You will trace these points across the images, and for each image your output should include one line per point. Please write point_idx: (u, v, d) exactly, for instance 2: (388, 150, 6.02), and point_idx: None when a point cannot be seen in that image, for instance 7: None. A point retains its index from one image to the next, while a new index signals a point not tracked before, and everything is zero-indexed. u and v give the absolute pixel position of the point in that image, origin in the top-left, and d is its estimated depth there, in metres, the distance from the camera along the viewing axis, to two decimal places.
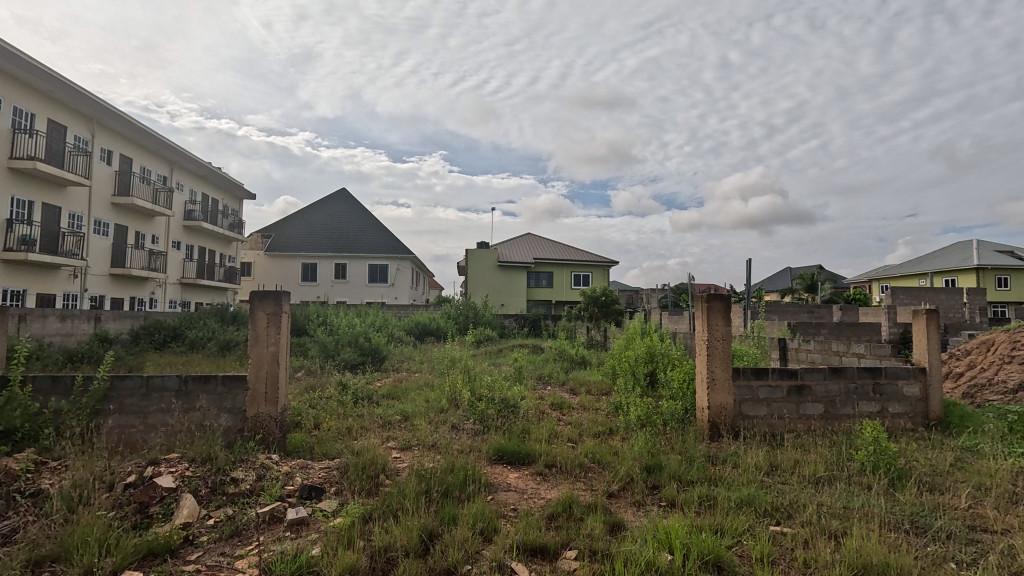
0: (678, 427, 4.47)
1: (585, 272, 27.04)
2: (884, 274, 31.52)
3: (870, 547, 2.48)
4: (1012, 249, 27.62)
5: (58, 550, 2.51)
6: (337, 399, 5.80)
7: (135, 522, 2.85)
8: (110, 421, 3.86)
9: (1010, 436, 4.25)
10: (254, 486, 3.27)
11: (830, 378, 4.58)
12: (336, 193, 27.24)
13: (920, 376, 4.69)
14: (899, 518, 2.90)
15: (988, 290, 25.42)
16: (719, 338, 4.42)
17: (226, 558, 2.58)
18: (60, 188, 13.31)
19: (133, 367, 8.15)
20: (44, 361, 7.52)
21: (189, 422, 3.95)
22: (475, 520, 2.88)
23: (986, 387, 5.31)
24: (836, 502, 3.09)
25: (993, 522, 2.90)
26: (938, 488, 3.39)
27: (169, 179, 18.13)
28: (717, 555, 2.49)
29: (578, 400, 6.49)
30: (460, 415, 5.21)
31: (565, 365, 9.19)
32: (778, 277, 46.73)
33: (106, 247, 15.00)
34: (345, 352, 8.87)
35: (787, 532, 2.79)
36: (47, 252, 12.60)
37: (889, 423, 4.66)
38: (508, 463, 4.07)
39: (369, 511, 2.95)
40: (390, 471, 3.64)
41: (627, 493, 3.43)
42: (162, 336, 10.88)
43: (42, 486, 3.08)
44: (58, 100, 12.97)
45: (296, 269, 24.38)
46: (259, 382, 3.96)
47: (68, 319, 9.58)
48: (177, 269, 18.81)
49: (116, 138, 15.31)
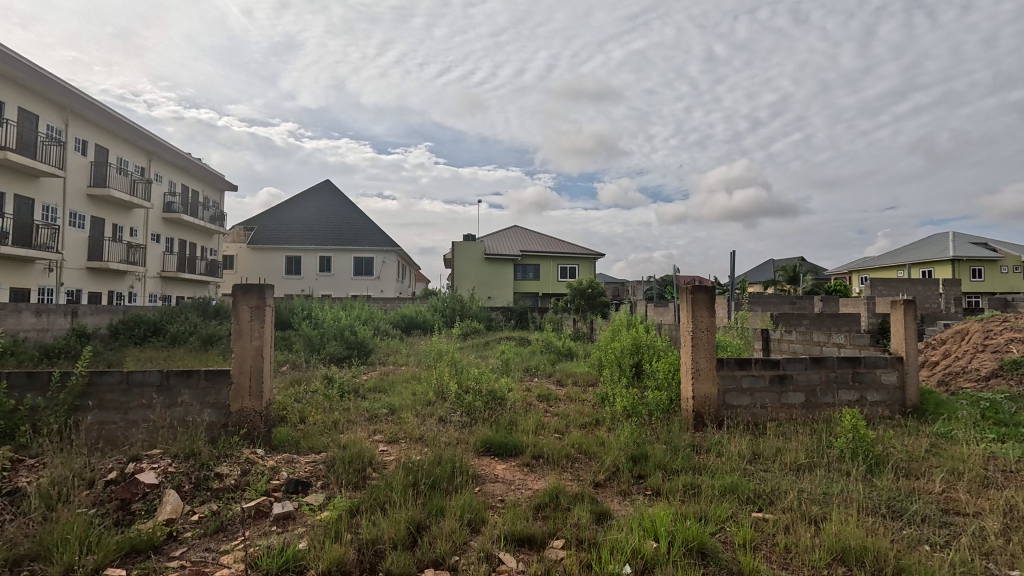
0: (664, 418, 4.54)
1: (572, 264, 27.14)
2: (863, 266, 32.11)
3: (849, 532, 2.54)
4: (985, 241, 28.41)
5: (37, 549, 2.46)
6: (323, 393, 5.75)
7: (116, 519, 2.81)
8: (90, 417, 3.79)
9: (982, 423, 4.38)
10: (239, 481, 3.23)
11: (811, 367, 4.67)
12: (320, 184, 27.02)
13: (897, 365, 4.81)
14: (877, 503, 2.98)
15: (963, 281, 26.11)
16: (703, 330, 4.47)
17: (210, 554, 2.56)
18: (32, 179, 12.95)
19: (112, 362, 7.99)
20: (19, 359, 7.32)
21: (171, 417, 3.89)
22: (463, 511, 2.89)
23: (960, 375, 5.44)
24: (816, 489, 3.16)
25: (965, 505, 2.99)
26: (914, 473, 3.48)
27: (147, 170, 17.70)
28: (700, 543, 2.53)
29: (564, 391, 6.53)
30: (447, 409, 5.20)
31: (551, 357, 9.23)
32: (762, 269, 47.37)
33: (83, 240, 14.65)
34: (330, 346, 8.79)
35: (769, 518, 2.84)
36: (21, 246, 12.25)
37: (867, 411, 4.76)
38: (496, 455, 4.08)
39: (356, 504, 2.95)
40: (376, 464, 3.64)
41: (613, 483, 3.46)
42: (143, 330, 10.68)
43: (18, 485, 3.01)
44: (28, 88, 12.52)
45: (280, 262, 24.04)
46: (243, 375, 3.91)
47: (44, 314, 9.38)
48: (157, 262, 18.43)
49: (92, 127, 14.91)
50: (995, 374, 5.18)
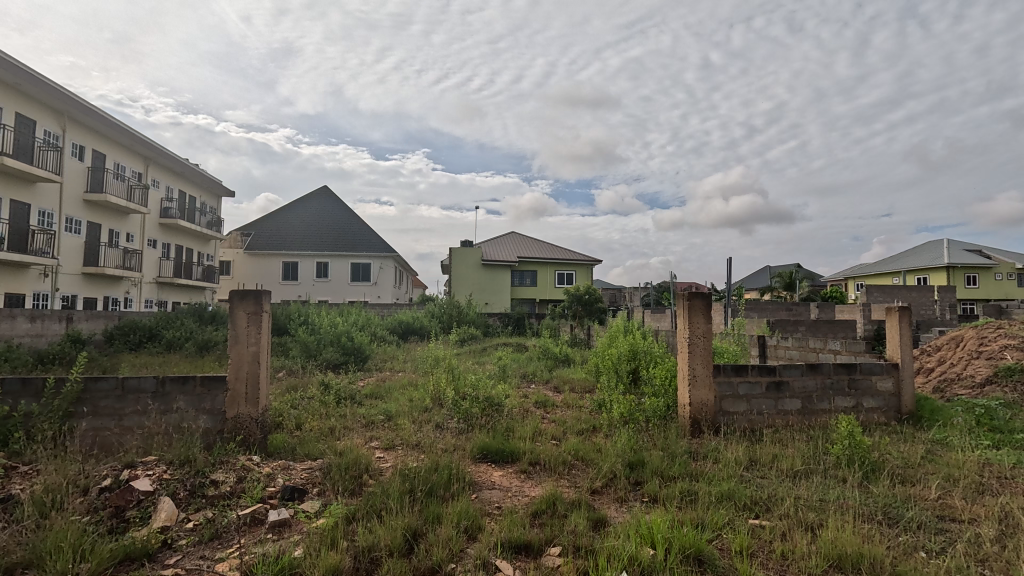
0: (660, 424, 4.55)
1: (569, 270, 27.20)
2: (859, 272, 32.25)
3: (845, 539, 2.55)
4: (980, 248, 28.61)
5: (30, 557, 2.44)
6: (320, 399, 5.73)
7: (110, 526, 2.79)
8: (84, 424, 3.77)
9: (977, 429, 4.39)
10: (235, 488, 3.22)
11: (807, 374, 4.69)
12: (319, 191, 27.04)
13: (892, 371, 4.83)
14: (873, 510, 2.99)
15: (959, 288, 26.23)
16: (700, 336, 4.47)
17: (205, 562, 2.54)
18: (29, 184, 12.90)
19: (107, 368, 7.96)
20: (13, 364, 7.29)
21: (166, 424, 3.87)
22: (459, 519, 2.88)
23: (955, 381, 5.46)
24: (813, 495, 3.16)
25: (961, 512, 3.00)
26: (910, 480, 3.48)
27: (144, 176, 17.70)
28: (697, 549, 2.53)
29: (561, 398, 6.52)
30: (444, 414, 5.20)
31: (549, 363, 9.24)
32: (757, 276, 47.53)
33: (78, 245, 14.60)
34: (326, 352, 8.77)
35: (765, 525, 2.84)
36: (16, 251, 12.19)
37: (863, 418, 4.78)
38: (493, 462, 4.07)
39: (353, 511, 2.94)
40: (373, 471, 3.62)
41: (610, 490, 3.46)
42: (138, 336, 10.58)
43: (11, 491, 2.98)
44: (25, 93, 12.50)
45: (277, 267, 24.00)
46: (240, 382, 3.90)
47: (39, 319, 9.35)
48: (153, 268, 18.36)
49: (89, 133, 14.92)
50: (989, 381, 5.20)
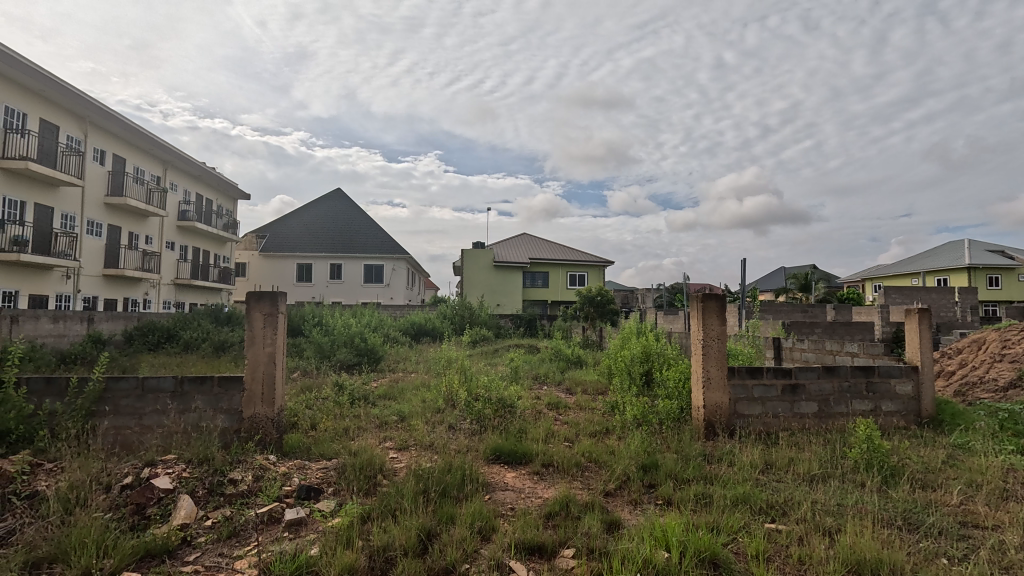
0: (674, 427, 4.51)
1: (581, 272, 27.11)
2: (877, 273, 31.78)
3: (864, 543, 2.51)
4: (1003, 249, 27.93)
5: (55, 552, 2.49)
6: (333, 399, 5.79)
7: (132, 523, 2.84)
8: (105, 422, 3.86)
9: (1000, 434, 4.29)
10: (252, 486, 3.27)
11: (824, 376, 4.62)
12: (332, 193, 27.32)
13: (912, 375, 4.74)
14: (892, 515, 2.94)
15: (980, 289, 25.69)
16: (714, 338, 4.43)
17: (224, 559, 2.58)
18: (51, 188, 13.20)
19: (127, 368, 8.14)
20: (38, 364, 7.48)
21: (185, 423, 3.94)
22: (473, 519, 2.89)
23: (977, 385, 5.34)
24: (830, 499, 3.12)
25: (984, 518, 2.94)
26: (931, 485, 3.43)
27: (163, 179, 18.04)
28: (713, 553, 2.51)
29: (573, 399, 6.52)
30: (456, 415, 5.23)
31: (560, 364, 9.23)
32: (773, 278, 46.93)
33: (99, 248, 14.92)
34: (340, 352, 8.85)
35: (782, 530, 2.81)
36: (39, 253, 12.50)
37: (882, 421, 4.70)
38: (505, 463, 4.08)
39: (367, 511, 2.97)
40: (387, 471, 3.66)
41: (623, 492, 3.45)
42: (157, 337, 10.78)
43: (37, 488, 3.06)
44: (49, 100, 12.85)
45: (291, 269, 24.30)
46: (256, 382, 3.95)
47: (61, 320, 9.54)
48: (170, 269, 18.67)
49: (110, 138, 15.25)
50: (1013, 385, 5.07)
